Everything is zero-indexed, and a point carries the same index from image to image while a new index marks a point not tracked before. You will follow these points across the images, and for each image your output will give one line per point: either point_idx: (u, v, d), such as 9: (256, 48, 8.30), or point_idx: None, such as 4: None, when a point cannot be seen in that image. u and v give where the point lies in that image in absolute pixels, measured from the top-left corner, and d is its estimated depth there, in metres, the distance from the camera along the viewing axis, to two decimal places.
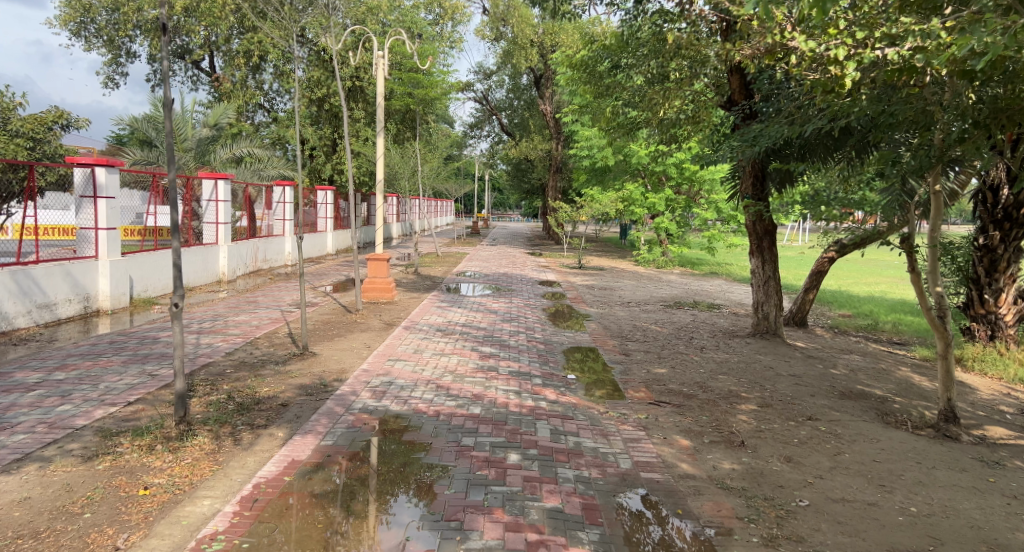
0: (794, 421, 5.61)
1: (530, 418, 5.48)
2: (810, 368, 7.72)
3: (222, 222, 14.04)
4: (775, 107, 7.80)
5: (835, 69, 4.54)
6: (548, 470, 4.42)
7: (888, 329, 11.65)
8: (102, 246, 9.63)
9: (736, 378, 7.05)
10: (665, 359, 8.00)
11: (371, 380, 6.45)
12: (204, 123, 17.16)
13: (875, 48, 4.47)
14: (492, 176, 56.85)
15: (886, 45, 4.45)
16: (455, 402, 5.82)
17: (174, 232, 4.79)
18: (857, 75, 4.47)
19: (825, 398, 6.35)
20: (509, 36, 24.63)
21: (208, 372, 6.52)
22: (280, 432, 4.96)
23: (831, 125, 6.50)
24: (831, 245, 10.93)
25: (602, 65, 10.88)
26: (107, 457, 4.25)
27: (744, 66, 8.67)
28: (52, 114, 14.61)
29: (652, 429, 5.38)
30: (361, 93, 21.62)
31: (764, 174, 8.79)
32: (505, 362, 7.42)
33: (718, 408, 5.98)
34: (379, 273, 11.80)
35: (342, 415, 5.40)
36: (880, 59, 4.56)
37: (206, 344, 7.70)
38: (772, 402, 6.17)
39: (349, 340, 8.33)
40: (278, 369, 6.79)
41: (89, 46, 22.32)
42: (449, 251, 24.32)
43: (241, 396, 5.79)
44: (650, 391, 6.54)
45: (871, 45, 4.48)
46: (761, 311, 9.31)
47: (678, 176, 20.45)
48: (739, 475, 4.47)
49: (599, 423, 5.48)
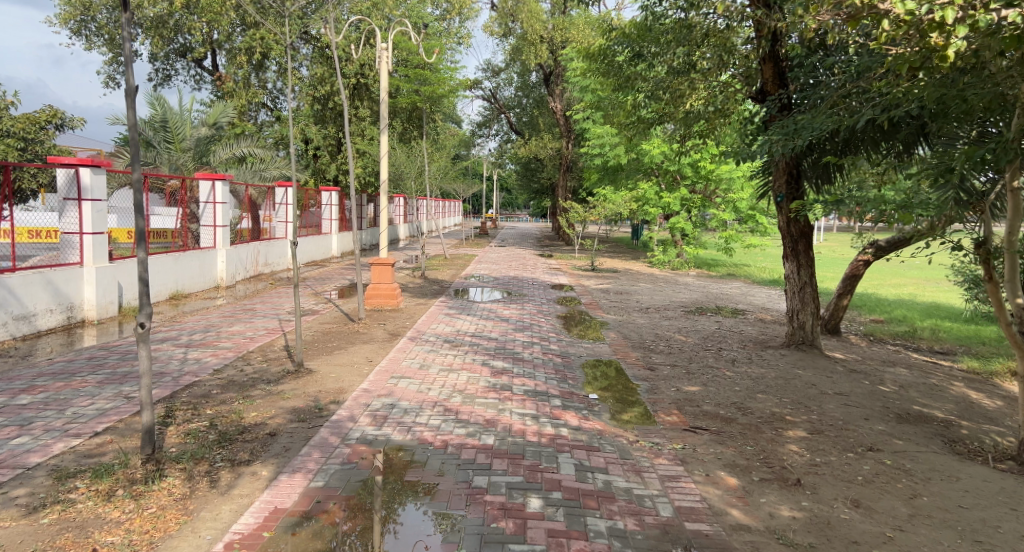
0: (852, 452, 4.90)
1: (551, 450, 4.79)
2: (856, 385, 6.97)
3: (219, 224, 13.46)
4: (817, 98, 7.15)
5: (936, 37, 3.85)
6: (576, 521, 3.74)
7: (927, 336, 10.87)
8: (88, 252, 9.04)
9: (777, 398, 6.33)
10: (694, 374, 7.27)
11: (372, 403, 5.79)
12: (203, 121, 16.54)
13: (989, 10, 3.83)
14: (500, 176, 56.14)
15: (1002, 7, 3.83)
16: (465, 430, 5.14)
17: (140, 242, 4.10)
18: (963, 43, 3.78)
19: (882, 422, 5.63)
20: (518, 32, 23.87)
21: (191, 394, 5.88)
22: (264, 469, 4.30)
23: (885, 114, 5.85)
24: (866, 248, 10.16)
25: (620, 57, 10.20)
26: (57, 508, 3.61)
27: (778, 53, 7.99)
28: (46, 113, 14.06)
29: (691, 464, 4.69)
30: (366, 91, 20.98)
31: (799, 171, 8.13)
32: (519, 379, 6.72)
33: (762, 436, 5.28)
34: (384, 279, 11.12)
35: (337, 447, 4.74)
36: (994, 24, 3.94)
37: (194, 359, 7.08)
38: (823, 429, 5.45)
39: (349, 354, 7.67)
40: (270, 389, 6.15)
41: (90, 44, 21.82)
42: (458, 252, 23.67)
43: (224, 424, 5.15)
44: (683, 415, 5.84)
45: (983, 7, 3.81)
46: (796, 320, 8.61)
47: (693, 175, 19.68)
48: (803, 527, 3.77)
49: (629, 456, 4.79)
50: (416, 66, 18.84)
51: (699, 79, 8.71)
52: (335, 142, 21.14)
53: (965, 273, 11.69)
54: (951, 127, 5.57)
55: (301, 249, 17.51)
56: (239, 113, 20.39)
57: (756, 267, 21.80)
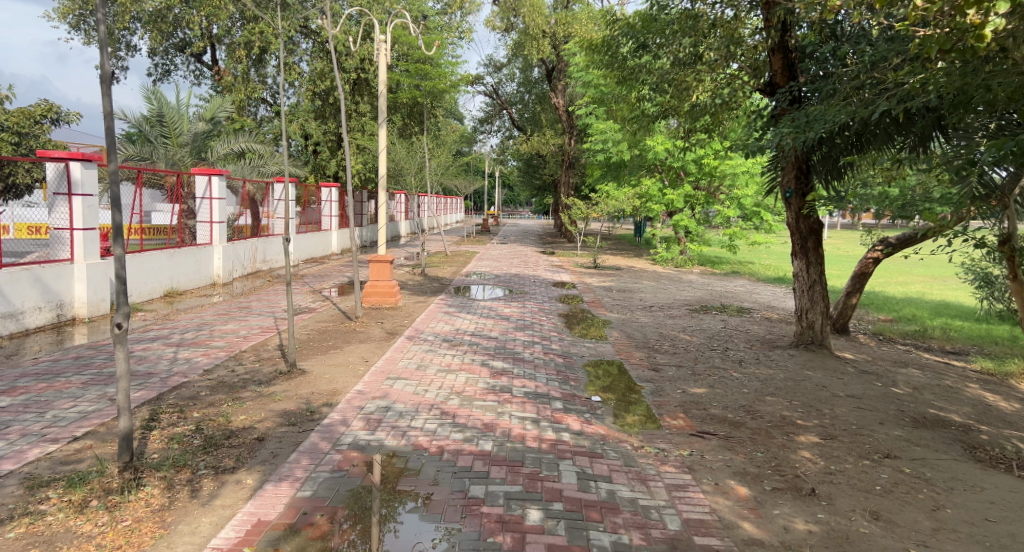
0: (868, 459, 4.66)
1: (552, 456, 4.57)
2: (869, 387, 6.73)
3: (216, 220, 13.27)
4: (829, 90, 6.89)
5: (973, 14, 3.79)
6: (578, 535, 3.53)
7: (938, 335, 10.61)
8: (78, 248, 8.82)
9: (787, 401, 6.09)
10: (701, 376, 7.03)
11: (366, 406, 5.56)
12: (201, 116, 16.29)
13: None
14: (502, 173, 55.83)
15: None
16: (462, 435, 4.92)
17: (117, 237, 3.87)
18: (1001, 19, 3.73)
19: (897, 427, 5.39)
20: (520, 27, 23.62)
21: (178, 396, 5.66)
22: (248, 478, 4.07)
23: (901, 105, 5.60)
24: (876, 244, 9.88)
25: (623, 49, 9.94)
26: (25, 521, 3.38)
27: (787, 44, 7.76)
28: (41, 107, 13.84)
29: (699, 472, 4.47)
30: (366, 86, 20.77)
31: (808, 166, 7.85)
32: (519, 381, 6.49)
33: (773, 441, 5.05)
34: (382, 276, 10.88)
35: (327, 453, 4.52)
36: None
37: (184, 360, 6.85)
38: (836, 434, 5.22)
39: (344, 353, 7.45)
40: (260, 391, 5.92)
41: (89, 39, 21.57)
42: (459, 250, 23.41)
43: (210, 428, 4.92)
44: (690, 418, 5.61)
45: None
46: (805, 319, 8.37)
47: (697, 171, 19.46)
48: (820, 543, 3.56)
49: (634, 463, 4.57)
50: (417, 61, 18.68)
51: (705, 71, 8.46)
52: (334, 138, 20.90)
53: (975, 271, 11.47)
54: (968, 119, 5.35)
55: (299, 246, 17.28)
56: (237, 108, 20.16)
57: (760, 265, 21.53)
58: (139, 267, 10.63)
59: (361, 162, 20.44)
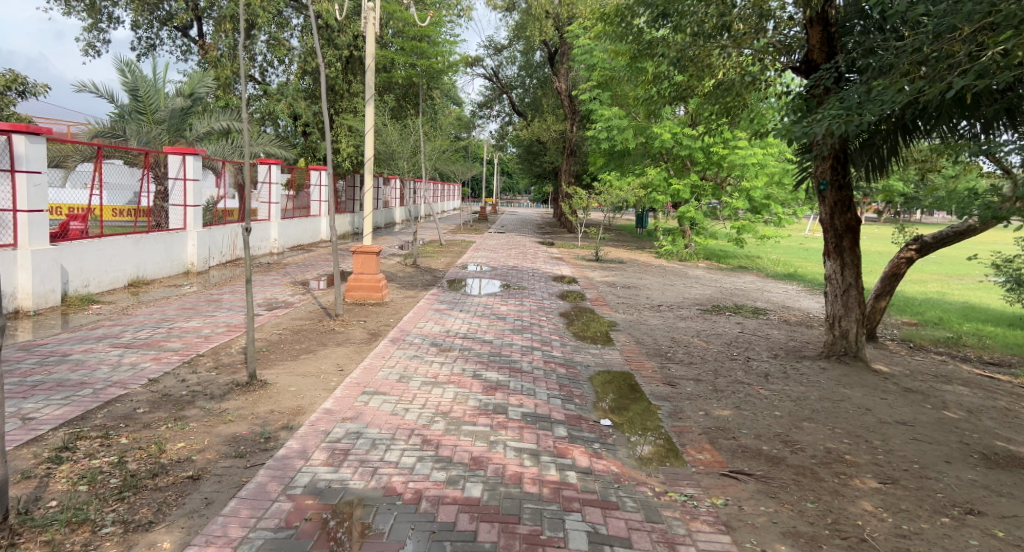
0: (947, 517, 3.77)
1: (556, 508, 3.66)
2: (918, 410, 5.83)
3: (190, 204, 12.22)
4: (881, 64, 5.93)
5: None
6: None
7: (972, 343, 9.72)
8: (22, 232, 7.96)
9: (829, 429, 5.20)
10: (724, 393, 6.12)
11: (332, 430, 4.64)
12: (179, 92, 15.21)
13: None
14: (500, 161, 54.68)
15: None
16: (445, 475, 4.00)
17: None
18: None
19: (969, 468, 4.49)
20: (522, 7, 22.64)
21: (108, 414, 4.75)
22: (166, 540, 3.20)
23: (981, 79, 4.66)
24: (910, 242, 8.91)
25: (638, 19, 8.74)
26: None
27: (828, 15, 6.90)
28: (5, 78, 12.83)
29: (739, 532, 3.57)
30: (358, 65, 19.73)
31: (846, 154, 6.87)
32: (516, 398, 5.56)
33: (824, 486, 4.15)
34: (367, 268, 9.92)
35: (274, 501, 3.60)
36: None
37: (129, 366, 5.92)
38: (898, 476, 4.31)
39: (316, 360, 6.50)
40: (209, 408, 4.99)
41: (69, 10, 20.43)
42: (453, 239, 22.44)
43: (135, 461, 3.99)
44: (719, 452, 4.70)
45: None
46: (838, 327, 7.47)
47: (705, 160, 18.54)
48: None
49: (658, 518, 3.66)
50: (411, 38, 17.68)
51: (730, 45, 7.51)
52: (324, 118, 19.82)
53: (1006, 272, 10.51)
54: None
55: (286, 232, 16.35)
56: (222, 85, 19.10)
57: (767, 259, 20.66)
58: (101, 253, 9.66)
59: (352, 145, 19.39)
